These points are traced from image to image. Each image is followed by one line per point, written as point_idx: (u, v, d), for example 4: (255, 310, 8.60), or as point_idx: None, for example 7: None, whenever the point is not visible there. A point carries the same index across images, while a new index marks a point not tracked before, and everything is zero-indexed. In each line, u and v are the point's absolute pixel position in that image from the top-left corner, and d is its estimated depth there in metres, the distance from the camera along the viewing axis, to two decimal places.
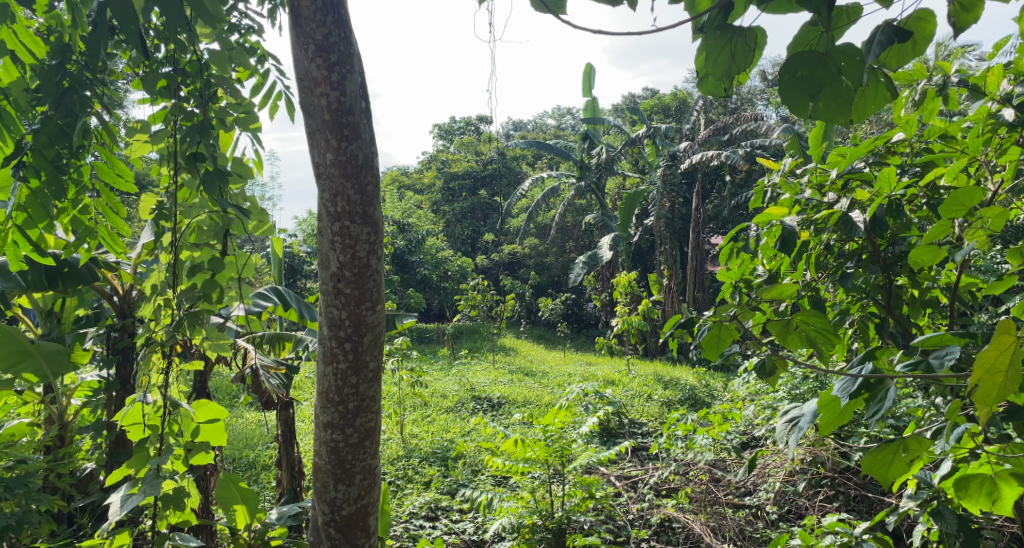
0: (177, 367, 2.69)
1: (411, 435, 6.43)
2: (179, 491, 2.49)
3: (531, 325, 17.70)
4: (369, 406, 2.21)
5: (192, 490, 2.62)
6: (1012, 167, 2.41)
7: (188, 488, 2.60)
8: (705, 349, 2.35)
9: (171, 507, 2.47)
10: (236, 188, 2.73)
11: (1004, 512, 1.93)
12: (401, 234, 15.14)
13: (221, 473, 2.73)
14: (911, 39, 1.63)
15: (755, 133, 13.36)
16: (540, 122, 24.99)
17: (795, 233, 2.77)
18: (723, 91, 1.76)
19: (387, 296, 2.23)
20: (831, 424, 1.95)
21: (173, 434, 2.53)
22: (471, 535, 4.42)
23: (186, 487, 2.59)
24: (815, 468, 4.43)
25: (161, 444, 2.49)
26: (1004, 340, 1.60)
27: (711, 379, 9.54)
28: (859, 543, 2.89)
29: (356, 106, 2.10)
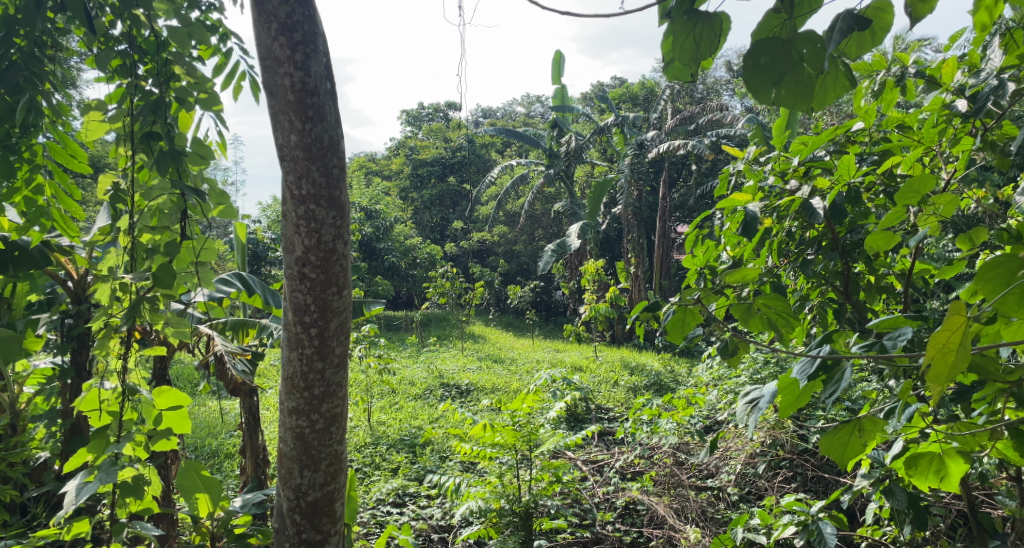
0: (136, 352, 2.64)
1: (378, 422, 6.43)
2: (139, 479, 2.45)
3: (500, 313, 17.76)
4: (335, 393, 2.21)
5: (153, 478, 2.55)
6: (965, 156, 2.48)
7: (149, 476, 2.53)
8: (669, 333, 2.41)
9: (131, 497, 2.43)
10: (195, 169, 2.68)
11: (951, 489, 1.99)
12: (368, 220, 15.05)
13: (183, 461, 2.62)
14: (871, 29, 1.66)
15: (720, 123, 13.50)
16: (509, 110, 24.92)
17: (757, 219, 2.81)
18: (689, 77, 1.78)
19: (354, 280, 2.23)
20: (790, 406, 2.01)
21: (133, 422, 2.50)
22: (439, 521, 4.44)
23: (146, 475, 2.52)
24: (775, 450, 4.55)
25: (121, 431, 2.47)
26: (955, 321, 1.65)
27: (676, 365, 9.72)
28: (815, 521, 2.98)
29: (321, 87, 2.09)
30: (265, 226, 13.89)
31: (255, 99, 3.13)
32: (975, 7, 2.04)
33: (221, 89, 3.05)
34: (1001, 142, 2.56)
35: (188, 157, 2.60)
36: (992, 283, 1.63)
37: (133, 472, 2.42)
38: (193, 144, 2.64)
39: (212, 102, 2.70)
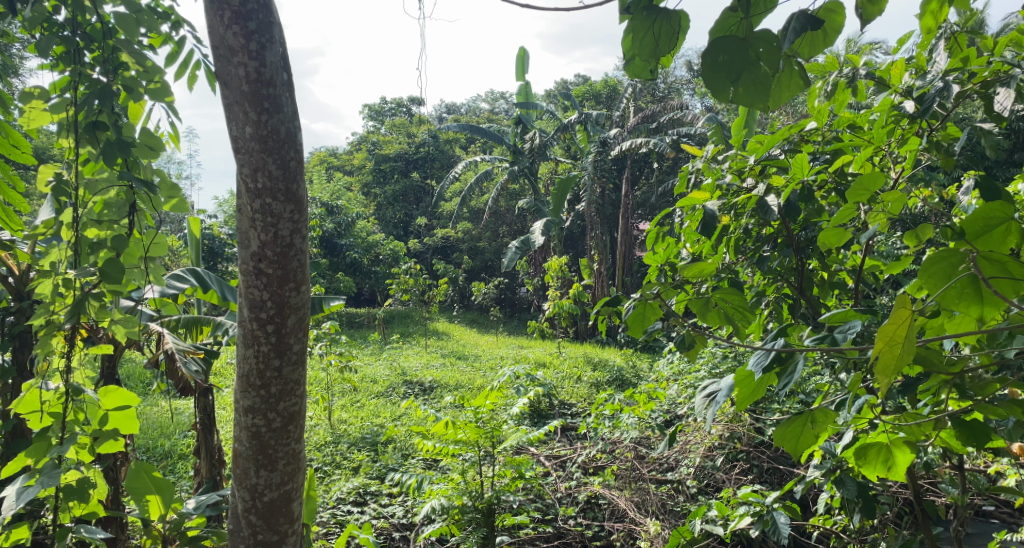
0: (81, 352, 2.60)
1: (339, 420, 6.39)
2: (83, 482, 2.44)
3: (464, 309, 17.75)
4: (292, 391, 2.20)
5: (99, 481, 2.56)
6: (912, 155, 2.55)
7: (93, 479, 2.53)
8: (630, 327, 2.43)
9: (73, 499, 2.43)
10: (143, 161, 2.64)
11: (899, 478, 2.04)
12: (329, 216, 14.91)
13: (132, 464, 2.65)
14: (824, 28, 1.70)
15: (681, 122, 13.68)
16: (473, 106, 24.90)
17: (715, 217, 2.85)
18: (648, 74, 1.80)
19: (312, 276, 2.21)
20: (747, 399, 2.03)
21: (77, 423, 2.46)
22: (400, 519, 4.44)
23: (91, 478, 2.52)
24: (732, 443, 4.66)
25: (63, 432, 2.41)
26: (901, 315, 1.69)
27: (637, 360, 9.85)
28: (769, 512, 3.05)
29: (277, 78, 2.07)
30: (223, 222, 13.67)
31: (210, 89, 3.08)
32: (922, 10, 2.09)
33: (175, 79, 2.99)
34: (946, 142, 2.64)
35: (137, 148, 2.52)
36: (935, 277, 1.65)
37: (76, 474, 2.42)
38: (141, 134, 2.56)
39: (162, 92, 2.64)
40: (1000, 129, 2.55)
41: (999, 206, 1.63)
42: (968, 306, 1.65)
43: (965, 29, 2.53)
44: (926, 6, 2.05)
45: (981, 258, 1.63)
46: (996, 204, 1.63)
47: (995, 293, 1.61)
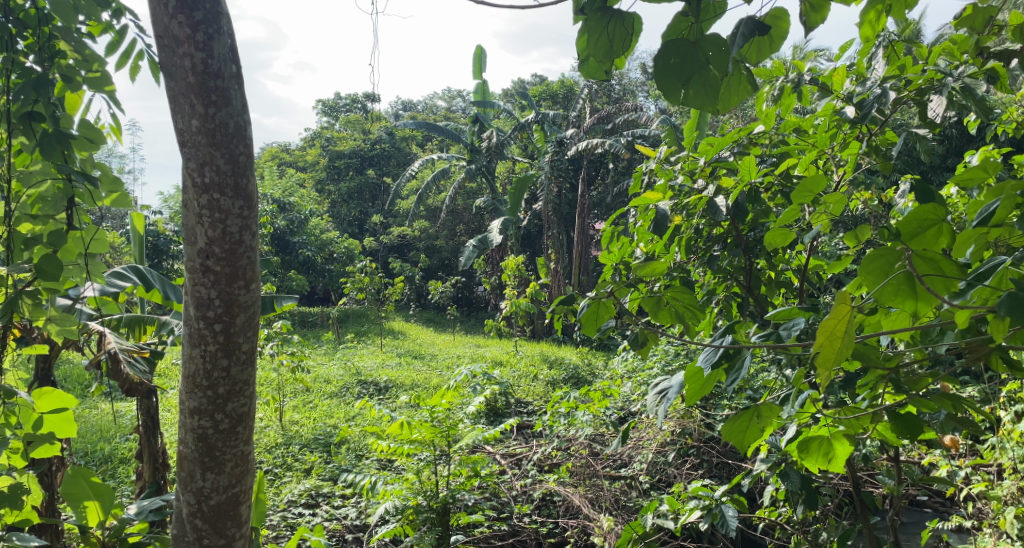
0: (13, 352, 2.56)
1: (290, 421, 6.30)
2: (17, 489, 2.33)
3: (421, 308, 17.68)
4: (241, 391, 2.17)
5: (34, 487, 2.53)
6: (852, 160, 2.65)
7: (28, 485, 2.51)
8: (584, 325, 2.45)
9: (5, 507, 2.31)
10: (81, 154, 2.58)
11: (838, 470, 2.06)
12: (280, 213, 14.67)
13: (69, 469, 2.64)
14: (770, 34, 1.75)
15: (636, 123, 13.88)
16: (429, 104, 24.84)
17: (667, 217, 2.89)
18: (603, 74, 1.82)
19: (262, 274, 2.18)
20: (696, 394, 2.06)
21: (8, 427, 2.36)
22: (354, 520, 4.39)
23: (25, 484, 2.50)
24: (683, 438, 4.76)
25: None
26: (841, 310, 1.73)
27: (593, 358, 9.96)
28: (718, 505, 3.11)
29: (225, 70, 2.04)
30: (169, 218, 13.35)
31: (153, 79, 3.03)
32: (860, 19, 2.15)
33: (116, 69, 2.93)
34: (884, 146, 2.74)
35: (76, 141, 2.48)
36: (874, 273, 1.69)
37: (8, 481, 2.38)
38: (80, 127, 2.52)
39: (102, 82, 2.62)
40: (933, 134, 2.67)
41: (932, 208, 1.68)
42: (904, 302, 1.68)
43: (902, 37, 2.63)
44: (864, 15, 2.11)
45: (916, 256, 1.67)
46: (929, 206, 1.68)
47: (928, 290, 1.65)
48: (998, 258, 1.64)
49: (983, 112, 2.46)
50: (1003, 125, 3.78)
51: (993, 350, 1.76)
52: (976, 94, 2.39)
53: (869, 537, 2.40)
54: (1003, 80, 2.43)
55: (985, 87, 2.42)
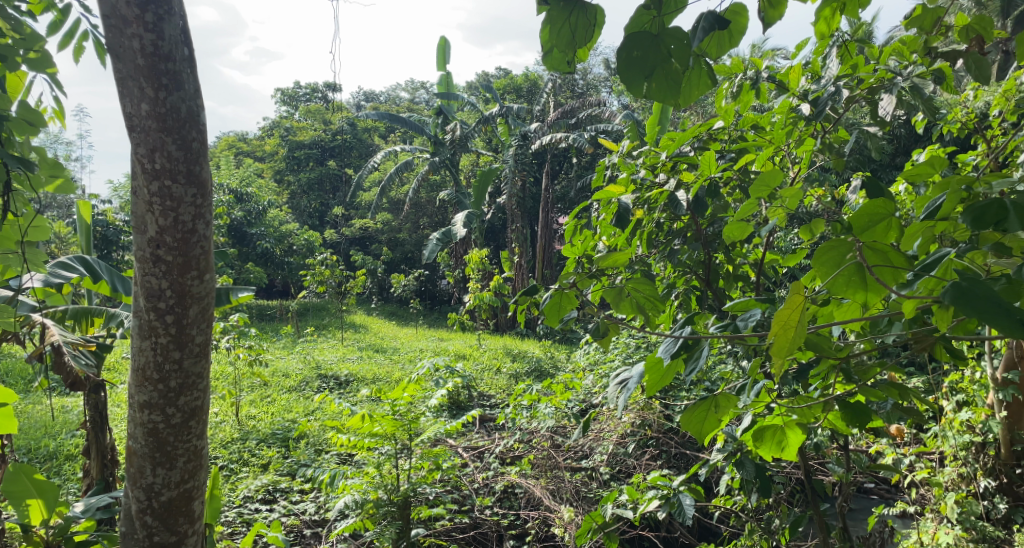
0: None
1: (247, 416, 6.20)
2: None
3: (384, 301, 17.57)
4: (194, 385, 2.12)
5: None
6: (807, 156, 2.70)
7: None
8: (547, 316, 2.45)
9: None
10: (20, 137, 2.51)
11: (791, 459, 2.07)
12: (238, 204, 14.40)
13: (10, 466, 2.53)
14: (730, 28, 1.76)
15: (600, 117, 13.95)
16: (391, 94, 24.66)
17: (629, 210, 2.88)
18: (566, 66, 1.82)
19: (216, 264, 2.14)
20: (656, 385, 2.06)
21: None
22: (312, 515, 4.36)
23: None
24: (643, 430, 4.83)
25: None
26: (795, 300, 1.75)
27: (556, 351, 10.03)
28: (676, 494, 3.14)
29: (177, 52, 1.99)
30: (120, 208, 13.01)
31: (98, 61, 2.95)
32: (815, 17, 2.17)
33: (58, 49, 2.86)
34: (837, 144, 2.81)
35: (13, 123, 2.43)
36: (827, 264, 1.71)
37: None
38: (18, 109, 2.47)
39: (42, 64, 2.62)
40: (884, 133, 2.74)
41: (882, 203, 1.72)
42: (855, 293, 1.70)
43: (855, 38, 2.66)
44: (819, 13, 2.13)
45: (866, 248, 1.70)
46: (880, 200, 1.71)
47: (878, 281, 1.67)
48: (943, 250, 1.66)
49: (930, 112, 2.53)
50: (950, 125, 3.90)
51: (937, 340, 1.81)
52: (923, 94, 2.46)
53: (819, 523, 2.47)
54: (949, 80, 2.51)
55: (932, 87, 2.49)
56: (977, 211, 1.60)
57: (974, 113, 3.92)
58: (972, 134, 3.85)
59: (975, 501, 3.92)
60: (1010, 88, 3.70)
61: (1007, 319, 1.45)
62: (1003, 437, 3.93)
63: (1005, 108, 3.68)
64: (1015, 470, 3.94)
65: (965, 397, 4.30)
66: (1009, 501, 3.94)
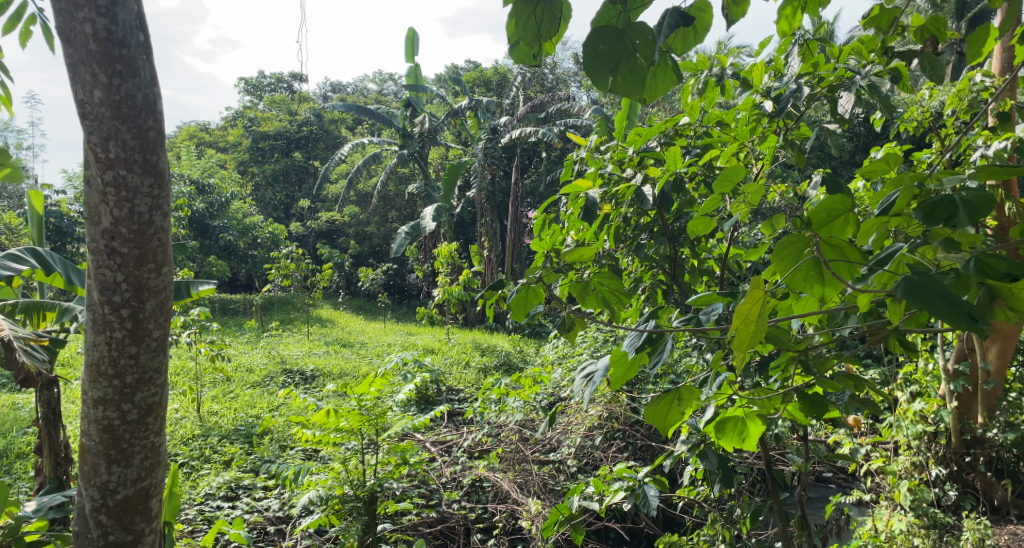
0: None
1: (208, 412, 6.11)
2: None
3: (351, 295, 17.44)
4: (152, 380, 2.08)
5: None
6: (770, 153, 2.71)
7: None
8: (514, 311, 2.44)
9: None
10: None
11: (751, 449, 2.06)
12: (200, 196, 14.12)
13: None
14: (694, 24, 1.76)
15: (569, 112, 13.99)
16: (359, 86, 24.46)
17: (596, 205, 2.87)
18: (532, 59, 1.81)
19: (174, 257, 2.10)
20: (620, 378, 2.07)
21: None
22: (276, 512, 4.32)
23: None
24: (610, 423, 4.88)
25: None
26: (754, 295, 1.76)
27: (524, 345, 10.09)
28: (641, 485, 3.15)
29: (131, 38, 1.94)
30: (75, 199, 12.68)
31: (46, 46, 2.88)
32: (777, 15, 2.20)
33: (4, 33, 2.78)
34: (798, 140, 2.84)
35: None
36: (786, 259, 1.74)
37: None
38: None
39: None
40: (844, 130, 2.77)
41: (840, 199, 1.75)
42: (813, 287, 1.73)
43: (817, 36, 2.67)
44: (782, 11, 2.16)
45: (823, 243, 1.72)
46: (838, 197, 1.75)
47: (834, 275, 1.70)
48: (896, 244, 1.66)
49: (888, 110, 2.56)
50: (906, 123, 3.98)
51: (892, 333, 1.84)
52: (881, 92, 2.48)
53: (778, 513, 2.51)
54: (906, 80, 2.54)
55: (890, 86, 2.52)
56: (929, 207, 1.62)
57: (930, 112, 4.01)
58: (928, 133, 3.93)
59: (928, 488, 4.21)
60: (963, 88, 3.79)
61: (955, 312, 1.49)
62: (954, 427, 4.34)
63: (959, 107, 3.77)
64: (964, 458, 4.39)
65: (918, 388, 4.58)
66: (958, 486, 4.40)
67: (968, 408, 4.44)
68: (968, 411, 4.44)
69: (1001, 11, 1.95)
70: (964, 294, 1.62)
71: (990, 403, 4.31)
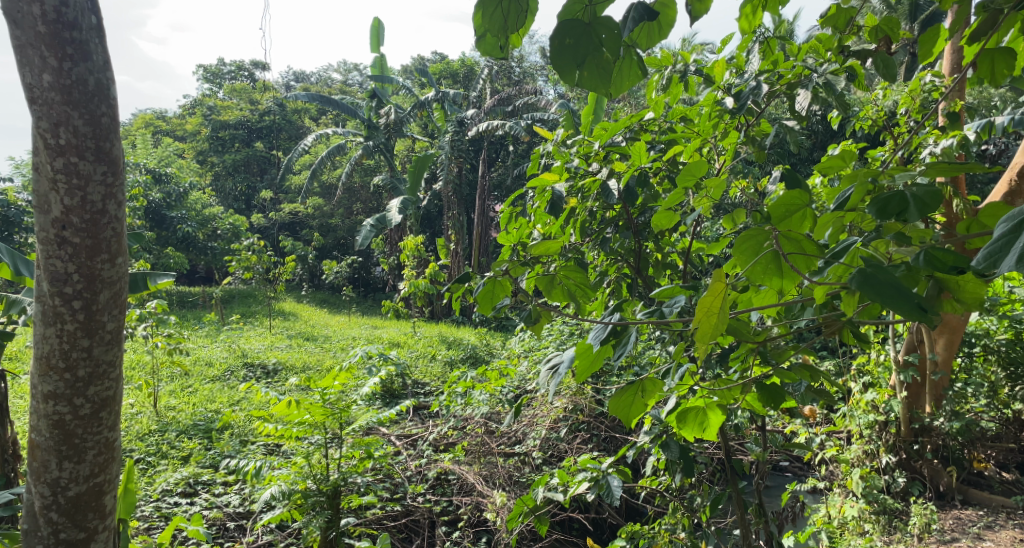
0: None
1: (166, 407, 5.99)
2: None
3: (315, 288, 17.27)
4: (105, 374, 2.03)
5: None
6: (731, 149, 2.73)
7: None
8: (480, 304, 2.42)
9: None
10: None
11: (711, 439, 2.06)
12: (156, 185, 13.79)
13: None
14: (658, 19, 1.76)
15: (535, 106, 14.01)
16: (323, 75, 24.18)
17: (563, 199, 2.85)
18: (499, 52, 1.79)
19: (129, 247, 2.04)
20: (585, 370, 2.05)
21: None
22: (236, 508, 4.25)
23: None
24: (575, 415, 4.90)
25: None
26: (716, 288, 1.78)
27: (491, 338, 10.09)
28: (604, 476, 3.15)
29: (83, 21, 1.89)
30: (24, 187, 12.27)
31: None
32: (739, 13, 2.21)
33: None
34: (758, 137, 2.86)
35: None
36: (747, 251, 1.75)
37: None
38: None
39: None
40: (802, 126, 2.81)
41: (798, 194, 1.78)
42: (772, 280, 1.74)
43: (777, 34, 2.68)
44: (742, 9, 2.17)
45: (782, 236, 1.74)
46: (796, 192, 1.77)
47: (792, 268, 1.72)
48: (850, 238, 1.69)
49: (843, 108, 2.59)
50: (861, 122, 4.06)
51: (845, 325, 1.88)
52: (837, 91, 2.51)
53: (737, 501, 2.54)
54: (860, 79, 2.57)
55: (845, 84, 2.55)
56: (882, 202, 1.66)
57: (883, 111, 4.09)
58: (883, 131, 4.02)
59: (878, 474, 4.37)
60: (915, 88, 3.87)
61: (907, 304, 1.51)
62: (903, 416, 4.45)
63: (912, 106, 3.85)
64: (912, 445, 4.51)
65: (871, 378, 4.69)
66: (907, 474, 4.52)
67: (917, 399, 4.53)
68: (917, 401, 4.53)
69: (950, 13, 1.99)
70: (914, 286, 1.65)
71: (937, 392, 4.41)
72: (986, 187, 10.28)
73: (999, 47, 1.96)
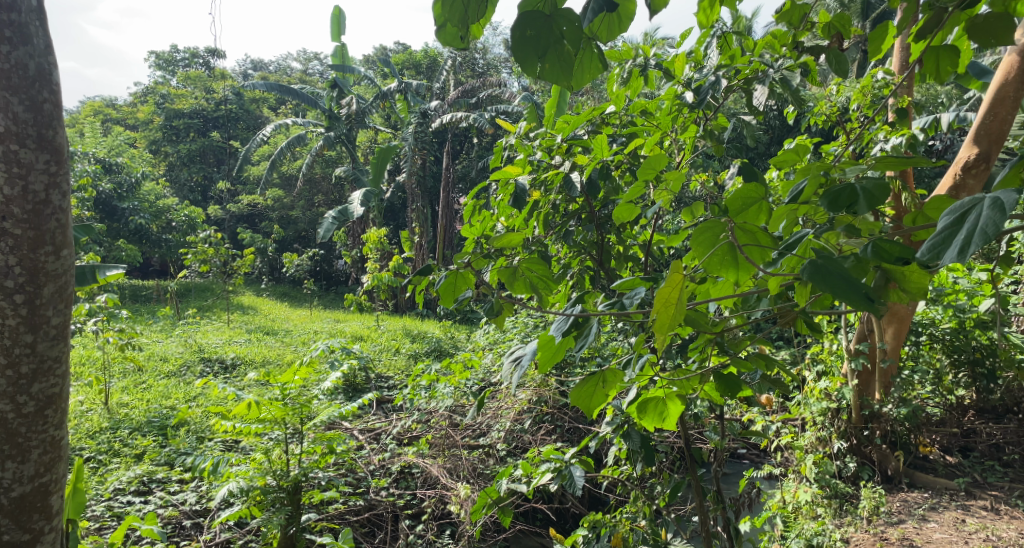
0: None
1: (118, 404, 5.84)
2: None
3: (276, 282, 17.02)
4: (50, 370, 1.96)
5: None
6: (690, 142, 2.76)
7: None
8: (442, 296, 2.38)
9: None
10: None
11: (671, 428, 2.07)
12: (107, 175, 13.41)
13: None
14: (619, 12, 1.74)
15: (499, 97, 14.01)
16: (281, 65, 23.83)
17: (526, 192, 2.82)
18: (460, 43, 1.76)
19: (74, 239, 1.98)
20: (548, 361, 2.06)
21: None
22: (193, 505, 4.17)
23: None
24: (539, 406, 4.91)
25: None
26: (674, 279, 1.77)
27: (456, 331, 10.09)
28: (567, 467, 3.13)
29: (23, 3, 1.83)
30: None
31: None
32: (697, 7, 2.21)
33: None
34: (716, 131, 2.89)
35: None
36: (703, 242, 1.75)
37: None
38: None
39: None
40: (759, 120, 2.84)
41: (755, 187, 1.78)
42: (727, 271, 1.75)
43: (734, 29, 2.70)
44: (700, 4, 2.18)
45: (738, 227, 1.75)
46: (752, 185, 1.78)
47: (747, 259, 1.73)
48: (803, 230, 1.71)
49: (798, 103, 2.63)
50: (817, 117, 4.12)
51: (798, 315, 1.90)
52: (792, 86, 2.54)
53: (696, 489, 2.57)
54: (814, 74, 2.60)
55: (800, 80, 2.58)
56: (833, 195, 1.67)
57: (837, 106, 4.15)
58: (837, 126, 4.09)
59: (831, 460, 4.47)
60: (866, 84, 3.94)
61: (857, 294, 1.53)
62: (855, 402, 4.52)
63: (864, 102, 3.92)
64: (862, 431, 4.57)
65: (825, 368, 4.80)
66: (858, 459, 4.60)
67: (867, 386, 4.60)
68: (867, 388, 4.61)
69: (899, 10, 2.01)
70: (864, 276, 1.68)
71: (886, 380, 4.51)
72: (933, 181, 10.58)
73: (944, 44, 1.99)
